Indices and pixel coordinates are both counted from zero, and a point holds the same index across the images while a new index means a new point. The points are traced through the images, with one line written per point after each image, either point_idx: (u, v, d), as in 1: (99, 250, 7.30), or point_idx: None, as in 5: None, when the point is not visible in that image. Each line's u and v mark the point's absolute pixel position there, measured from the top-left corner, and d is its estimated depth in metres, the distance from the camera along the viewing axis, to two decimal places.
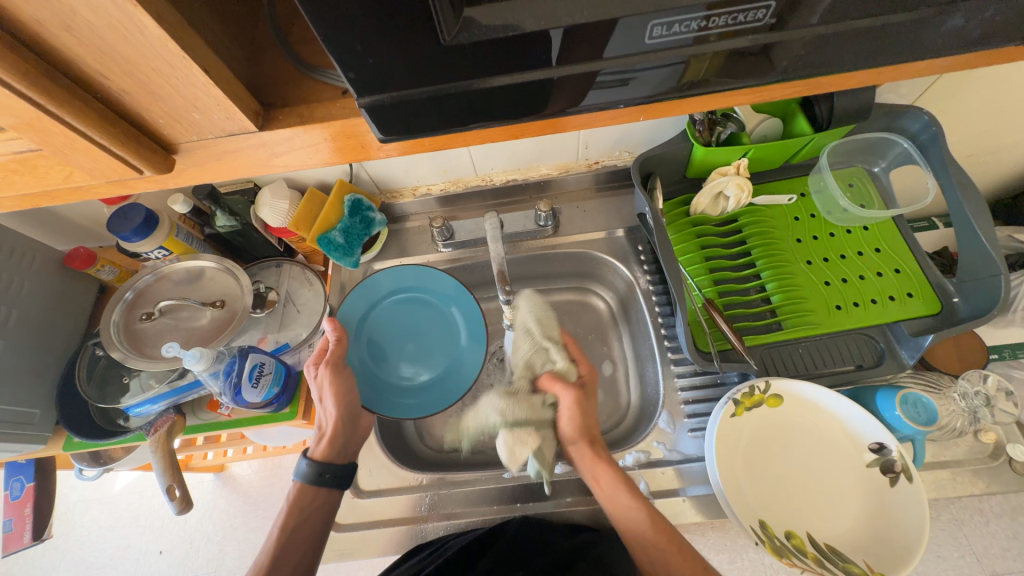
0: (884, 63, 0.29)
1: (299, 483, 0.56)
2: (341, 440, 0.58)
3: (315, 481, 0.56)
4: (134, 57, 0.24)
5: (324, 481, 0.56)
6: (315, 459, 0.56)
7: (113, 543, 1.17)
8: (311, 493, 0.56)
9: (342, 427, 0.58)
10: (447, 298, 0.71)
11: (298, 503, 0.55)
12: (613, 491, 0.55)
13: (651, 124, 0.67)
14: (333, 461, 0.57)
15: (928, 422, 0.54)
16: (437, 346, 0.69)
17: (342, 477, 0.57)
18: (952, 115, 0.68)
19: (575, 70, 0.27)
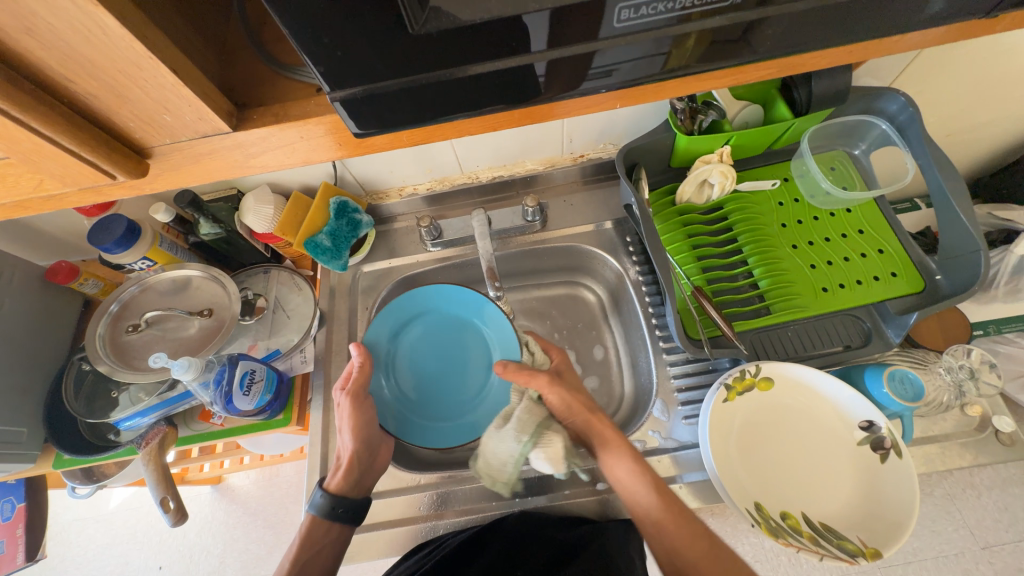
0: (851, 38, 0.29)
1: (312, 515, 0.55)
2: (357, 473, 0.57)
3: (329, 513, 0.54)
4: (100, 60, 0.24)
5: (336, 516, 0.55)
6: (329, 491, 0.56)
7: (111, 561, 1.16)
8: (324, 526, 0.55)
9: (358, 461, 0.58)
10: (468, 313, 0.68)
11: (311, 537, 0.54)
12: (625, 458, 0.54)
13: (633, 115, 0.68)
14: (347, 494, 0.56)
15: (915, 397, 0.55)
16: (465, 365, 0.67)
17: (354, 513, 0.55)
18: (928, 95, 0.69)
19: (550, 59, 0.27)
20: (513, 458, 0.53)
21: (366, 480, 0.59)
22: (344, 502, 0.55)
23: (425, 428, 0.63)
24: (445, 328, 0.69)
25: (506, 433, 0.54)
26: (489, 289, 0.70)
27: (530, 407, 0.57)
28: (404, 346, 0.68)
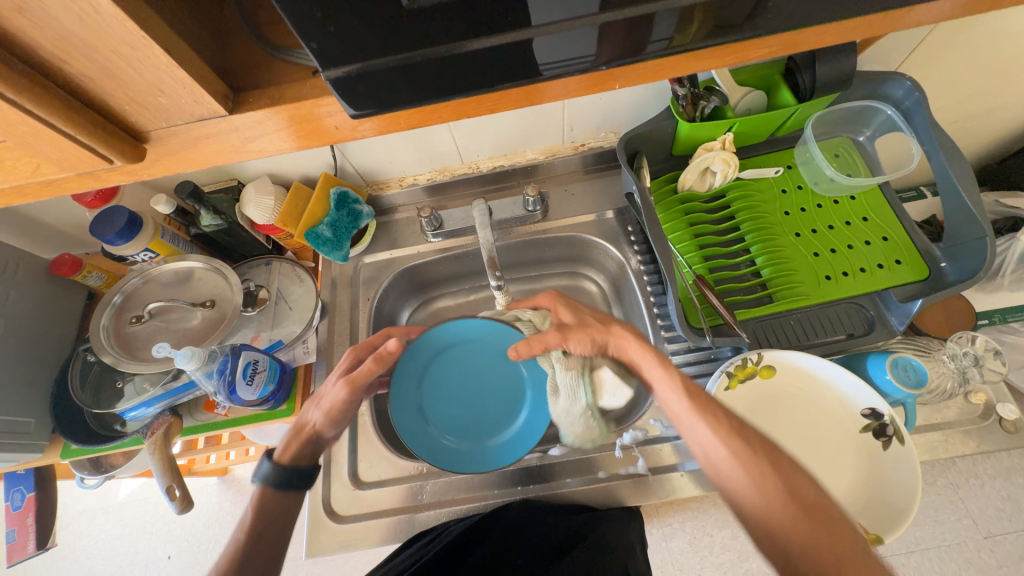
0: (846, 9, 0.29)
1: (259, 487, 0.51)
2: (311, 447, 0.56)
3: (279, 483, 0.51)
4: (94, 40, 0.24)
5: (288, 486, 0.52)
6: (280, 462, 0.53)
7: (121, 550, 1.18)
8: (275, 497, 0.51)
9: (313, 438, 0.56)
10: (466, 335, 0.58)
11: (262, 507, 0.50)
12: (662, 360, 0.53)
13: (634, 102, 0.67)
14: (297, 463, 0.53)
15: (918, 384, 0.55)
16: (495, 383, 0.59)
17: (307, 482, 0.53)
18: (934, 79, 0.68)
19: (550, 36, 0.27)
20: (589, 412, 0.56)
21: (314, 453, 0.56)
22: (289, 475, 0.52)
23: (498, 457, 0.55)
24: (456, 357, 0.59)
25: (567, 399, 0.56)
26: (490, 279, 0.69)
27: (566, 363, 0.56)
28: (434, 393, 0.58)
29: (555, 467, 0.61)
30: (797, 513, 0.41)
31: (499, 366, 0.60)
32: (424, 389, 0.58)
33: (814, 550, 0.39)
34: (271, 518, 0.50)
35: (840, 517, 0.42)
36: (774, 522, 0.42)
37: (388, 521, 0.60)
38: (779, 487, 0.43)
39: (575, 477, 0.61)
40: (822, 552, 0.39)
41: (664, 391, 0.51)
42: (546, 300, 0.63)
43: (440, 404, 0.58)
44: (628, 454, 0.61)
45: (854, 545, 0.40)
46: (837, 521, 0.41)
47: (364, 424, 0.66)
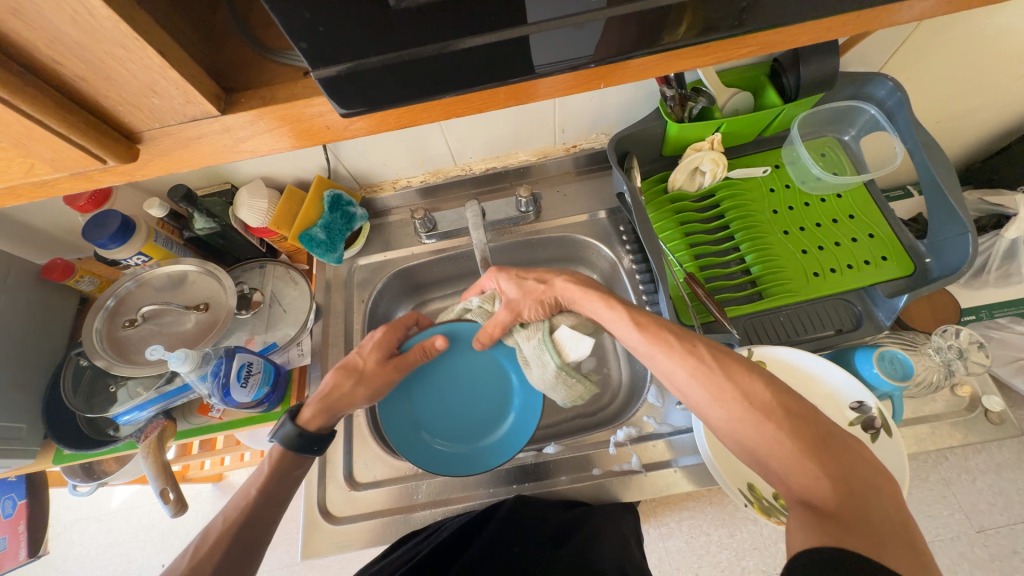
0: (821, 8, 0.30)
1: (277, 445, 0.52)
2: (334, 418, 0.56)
3: (300, 448, 0.52)
4: (87, 42, 0.24)
5: (307, 450, 0.52)
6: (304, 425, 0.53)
7: (114, 559, 1.16)
8: (294, 458, 0.52)
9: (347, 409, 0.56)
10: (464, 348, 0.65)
11: (279, 466, 0.51)
12: (610, 301, 0.54)
13: (624, 103, 0.68)
14: (320, 431, 0.54)
15: (904, 376, 0.56)
16: (487, 391, 0.64)
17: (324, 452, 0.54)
18: (916, 80, 0.69)
19: (539, 35, 0.28)
20: (559, 374, 0.56)
21: (333, 419, 0.55)
22: (314, 437, 0.53)
23: (487, 457, 0.61)
24: (455, 368, 0.65)
25: (537, 363, 0.57)
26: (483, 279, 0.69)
27: (528, 332, 0.59)
28: (432, 401, 0.64)
29: (551, 464, 0.62)
30: (763, 418, 0.38)
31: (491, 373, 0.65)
32: (425, 398, 0.64)
33: (785, 454, 0.36)
34: (285, 475, 0.51)
35: (814, 413, 0.38)
36: (743, 433, 0.39)
37: (385, 520, 0.60)
38: (741, 395, 0.40)
39: (568, 472, 0.61)
40: (795, 453, 0.36)
41: (627, 329, 0.50)
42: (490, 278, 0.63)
43: (436, 408, 0.64)
44: (622, 451, 0.61)
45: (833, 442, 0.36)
46: (844, 454, 0.36)
47: (359, 425, 0.66)
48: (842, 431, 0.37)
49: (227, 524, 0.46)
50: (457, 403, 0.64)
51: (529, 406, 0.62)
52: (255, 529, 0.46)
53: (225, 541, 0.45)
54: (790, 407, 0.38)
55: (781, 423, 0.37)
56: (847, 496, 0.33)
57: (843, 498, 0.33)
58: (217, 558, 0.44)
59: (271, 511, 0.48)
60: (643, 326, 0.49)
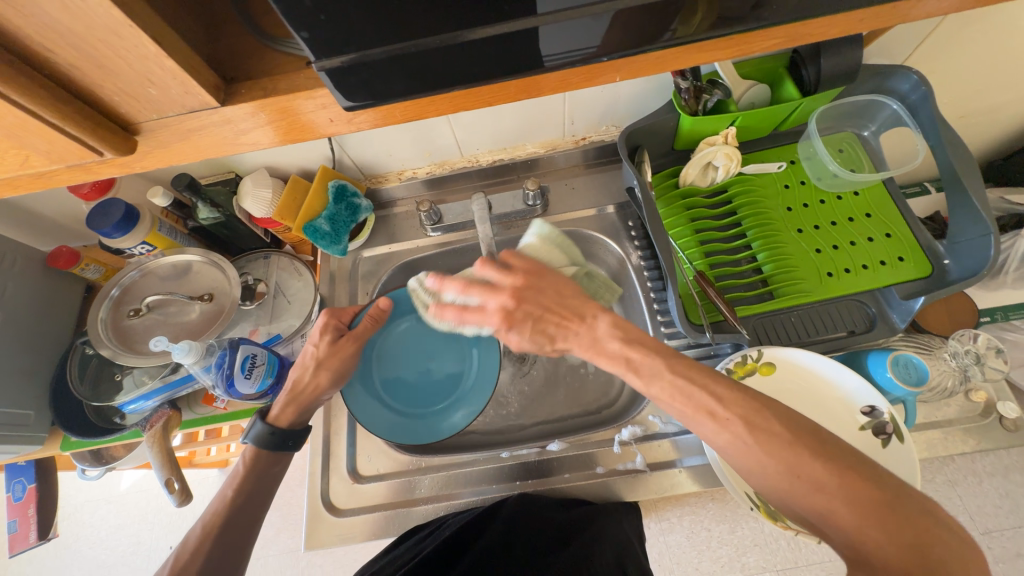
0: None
1: (249, 446, 0.53)
2: (305, 410, 0.57)
3: (273, 446, 0.53)
4: (78, 29, 0.23)
5: (283, 448, 0.54)
6: (274, 423, 0.54)
7: (124, 540, 1.19)
8: (268, 457, 0.53)
9: (318, 397, 0.57)
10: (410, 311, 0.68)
11: (253, 467, 0.52)
12: (639, 368, 0.46)
13: (636, 94, 0.66)
14: (293, 427, 0.55)
15: (919, 382, 0.54)
16: (441, 351, 0.68)
17: (300, 445, 0.55)
18: (942, 73, 0.67)
19: (553, 25, 0.27)
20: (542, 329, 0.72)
21: (305, 411, 0.57)
22: (286, 433, 0.54)
23: (443, 422, 0.63)
24: (406, 334, 0.68)
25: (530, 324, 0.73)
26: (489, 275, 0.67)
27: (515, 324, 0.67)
28: (389, 373, 0.66)
29: (554, 460, 0.62)
30: (815, 488, 0.37)
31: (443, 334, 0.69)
32: (382, 369, 0.66)
33: (849, 522, 0.35)
34: (262, 475, 0.52)
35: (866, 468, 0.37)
36: (791, 494, 0.38)
37: (387, 513, 0.60)
38: (787, 465, 0.38)
39: (570, 467, 0.61)
40: (855, 522, 0.35)
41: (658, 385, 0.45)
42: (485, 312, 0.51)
43: (398, 375, 0.66)
44: (626, 450, 0.61)
45: (904, 504, 0.35)
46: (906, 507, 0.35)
47: None
48: (907, 489, 0.36)
49: (206, 527, 0.47)
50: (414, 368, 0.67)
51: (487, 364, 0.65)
52: (234, 534, 0.48)
53: (206, 546, 0.46)
54: (841, 467, 0.37)
55: (835, 495, 0.36)
56: (916, 560, 0.33)
57: (913, 571, 0.33)
58: (201, 560, 0.45)
59: (253, 510, 0.50)
60: (684, 395, 0.43)
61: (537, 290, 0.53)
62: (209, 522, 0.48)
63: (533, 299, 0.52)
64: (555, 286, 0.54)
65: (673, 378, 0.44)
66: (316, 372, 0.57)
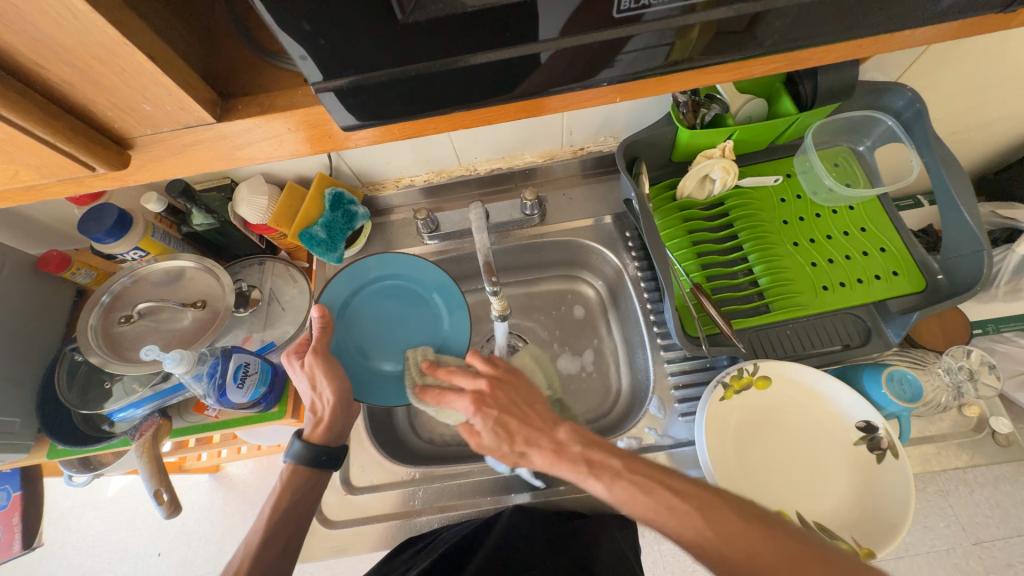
0: (845, 28, 0.29)
1: (291, 463, 0.55)
2: (336, 424, 0.55)
3: (310, 462, 0.54)
4: (73, 46, 0.23)
5: (320, 463, 0.54)
6: (313, 442, 0.55)
7: (111, 547, 1.17)
8: (307, 473, 0.54)
9: (339, 411, 0.55)
10: (356, 280, 0.64)
11: (293, 483, 0.54)
12: (599, 470, 0.48)
13: (633, 108, 0.67)
14: (328, 443, 0.55)
15: (914, 398, 0.55)
16: (408, 313, 0.65)
17: (337, 461, 0.55)
18: (934, 91, 0.68)
19: (554, 52, 0.27)
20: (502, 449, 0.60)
21: (336, 427, 0.55)
22: (318, 450, 0.54)
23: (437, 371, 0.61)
24: (364, 311, 0.64)
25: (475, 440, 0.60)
26: (486, 284, 0.66)
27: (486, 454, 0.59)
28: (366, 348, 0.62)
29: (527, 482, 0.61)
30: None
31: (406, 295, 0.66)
32: (354, 345, 0.61)
33: None
34: (301, 490, 0.54)
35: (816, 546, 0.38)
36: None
37: (382, 525, 0.59)
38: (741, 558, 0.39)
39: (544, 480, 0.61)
40: None
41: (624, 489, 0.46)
42: (458, 403, 0.52)
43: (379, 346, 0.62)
44: None
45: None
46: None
47: (357, 428, 0.66)
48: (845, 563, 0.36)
49: (250, 547, 0.50)
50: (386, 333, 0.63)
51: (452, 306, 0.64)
52: (275, 551, 0.50)
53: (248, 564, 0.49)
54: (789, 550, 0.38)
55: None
56: None
57: None
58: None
59: (292, 527, 0.52)
60: (644, 493, 0.45)
61: (510, 387, 0.55)
62: (252, 541, 0.50)
63: (507, 394, 0.54)
64: (520, 389, 0.55)
65: (632, 478, 0.46)
66: (319, 391, 0.55)
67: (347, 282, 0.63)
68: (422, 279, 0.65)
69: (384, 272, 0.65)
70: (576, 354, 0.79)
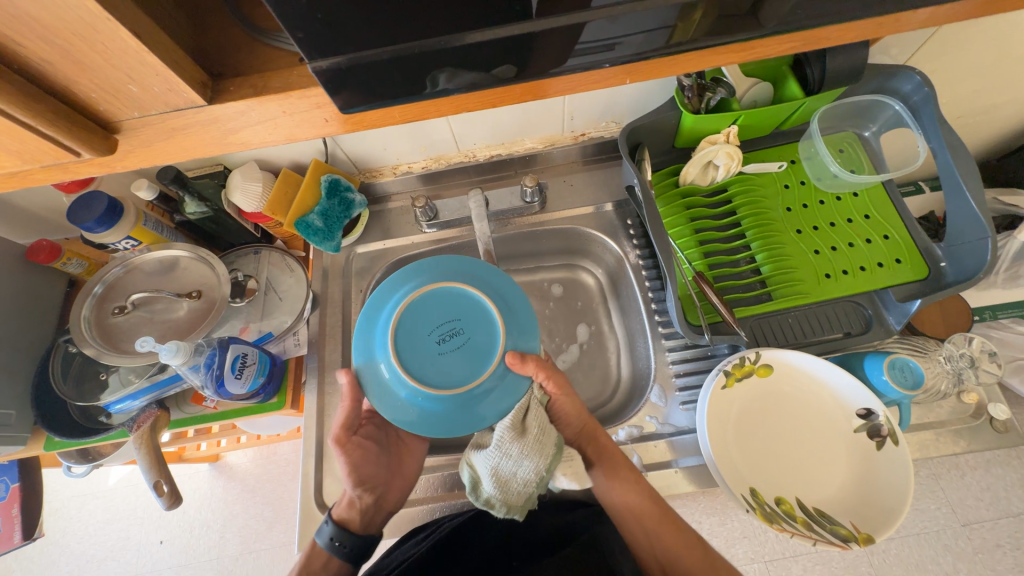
0: (853, 8, 0.29)
1: (317, 542, 0.53)
2: (364, 510, 0.54)
3: (331, 546, 0.52)
4: (52, 22, 0.22)
5: (337, 551, 0.51)
6: (337, 523, 0.53)
7: (113, 535, 1.17)
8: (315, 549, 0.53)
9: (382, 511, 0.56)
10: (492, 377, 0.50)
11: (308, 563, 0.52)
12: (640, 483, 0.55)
13: (637, 91, 0.65)
14: (351, 528, 0.53)
15: (914, 385, 0.55)
16: (469, 347, 0.52)
17: (355, 551, 0.51)
18: (942, 75, 0.66)
19: (555, 29, 0.26)
20: (536, 481, 0.48)
21: (380, 521, 0.56)
22: (353, 537, 0.52)
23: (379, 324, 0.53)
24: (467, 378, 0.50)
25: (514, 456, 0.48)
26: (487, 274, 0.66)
27: (545, 436, 0.49)
28: (387, 334, 0.52)
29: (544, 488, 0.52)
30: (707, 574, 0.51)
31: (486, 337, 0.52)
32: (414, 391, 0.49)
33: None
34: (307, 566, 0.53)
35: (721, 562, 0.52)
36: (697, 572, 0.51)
37: None
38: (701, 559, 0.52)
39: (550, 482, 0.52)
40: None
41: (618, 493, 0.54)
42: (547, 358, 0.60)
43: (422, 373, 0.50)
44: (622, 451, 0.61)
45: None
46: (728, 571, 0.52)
47: None
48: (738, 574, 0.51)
49: None
50: (429, 333, 0.52)
51: (505, 286, 0.55)
52: None
53: None
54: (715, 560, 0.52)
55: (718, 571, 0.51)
56: None
57: None
58: None
59: None
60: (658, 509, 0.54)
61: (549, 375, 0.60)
62: None
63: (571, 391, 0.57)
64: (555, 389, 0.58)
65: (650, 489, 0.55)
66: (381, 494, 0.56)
67: (465, 417, 0.49)
68: (511, 325, 0.53)
69: (509, 389, 0.50)
70: (575, 340, 0.78)
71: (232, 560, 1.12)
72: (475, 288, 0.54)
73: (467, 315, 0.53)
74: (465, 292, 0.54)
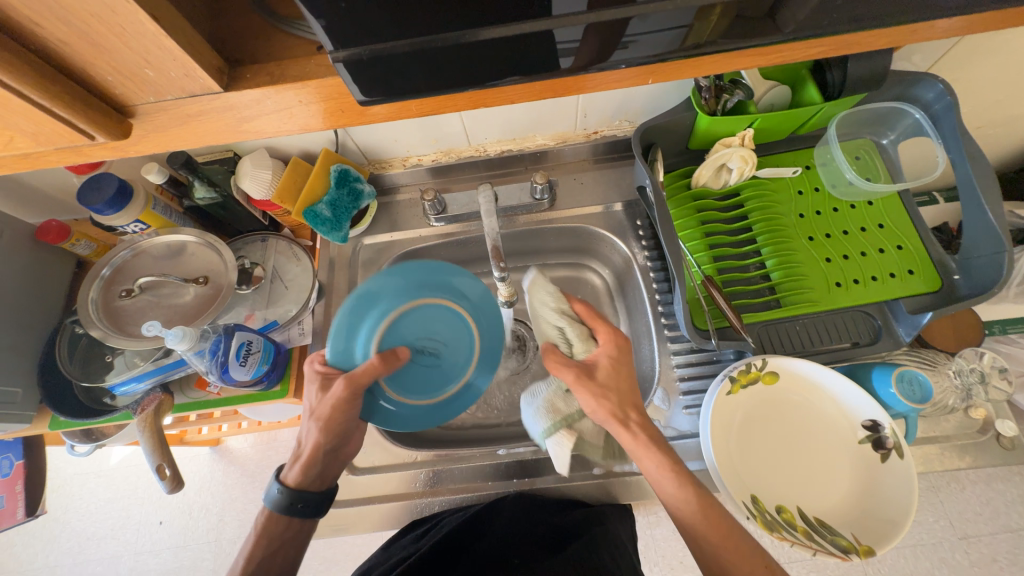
0: (884, 13, 0.28)
1: (268, 508, 0.52)
2: (319, 466, 0.54)
3: (287, 508, 0.51)
4: (70, 2, 0.22)
5: (294, 512, 0.52)
6: (289, 485, 0.53)
7: (113, 514, 1.19)
8: (281, 521, 0.51)
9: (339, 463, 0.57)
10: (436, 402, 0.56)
11: (267, 530, 0.51)
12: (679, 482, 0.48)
13: (652, 91, 0.64)
14: (306, 487, 0.53)
15: (923, 399, 0.54)
16: (439, 365, 0.56)
17: (314, 508, 0.52)
18: (965, 84, 0.65)
19: (579, 26, 0.26)
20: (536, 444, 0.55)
21: (335, 473, 0.57)
22: (312, 496, 0.52)
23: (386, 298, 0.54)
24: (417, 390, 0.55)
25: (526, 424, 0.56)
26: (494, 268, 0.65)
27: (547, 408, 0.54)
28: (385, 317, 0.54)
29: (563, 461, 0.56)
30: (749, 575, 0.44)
31: (454, 365, 0.56)
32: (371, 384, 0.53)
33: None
34: (277, 539, 0.51)
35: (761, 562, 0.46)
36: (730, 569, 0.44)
37: (390, 505, 0.61)
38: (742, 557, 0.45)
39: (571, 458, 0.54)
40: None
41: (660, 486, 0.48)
42: (606, 334, 0.54)
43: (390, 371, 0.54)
44: None
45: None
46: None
47: None
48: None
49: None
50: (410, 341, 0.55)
51: (494, 342, 0.58)
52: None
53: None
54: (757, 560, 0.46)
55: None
56: None
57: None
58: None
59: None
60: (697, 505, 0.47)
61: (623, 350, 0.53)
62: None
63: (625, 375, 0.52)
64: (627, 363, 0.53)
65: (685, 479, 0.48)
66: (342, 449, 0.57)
67: (398, 419, 0.55)
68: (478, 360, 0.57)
69: (443, 414, 0.56)
70: None
71: (230, 543, 1.13)
72: (467, 317, 0.57)
73: (450, 338, 0.56)
74: (457, 316, 0.57)
